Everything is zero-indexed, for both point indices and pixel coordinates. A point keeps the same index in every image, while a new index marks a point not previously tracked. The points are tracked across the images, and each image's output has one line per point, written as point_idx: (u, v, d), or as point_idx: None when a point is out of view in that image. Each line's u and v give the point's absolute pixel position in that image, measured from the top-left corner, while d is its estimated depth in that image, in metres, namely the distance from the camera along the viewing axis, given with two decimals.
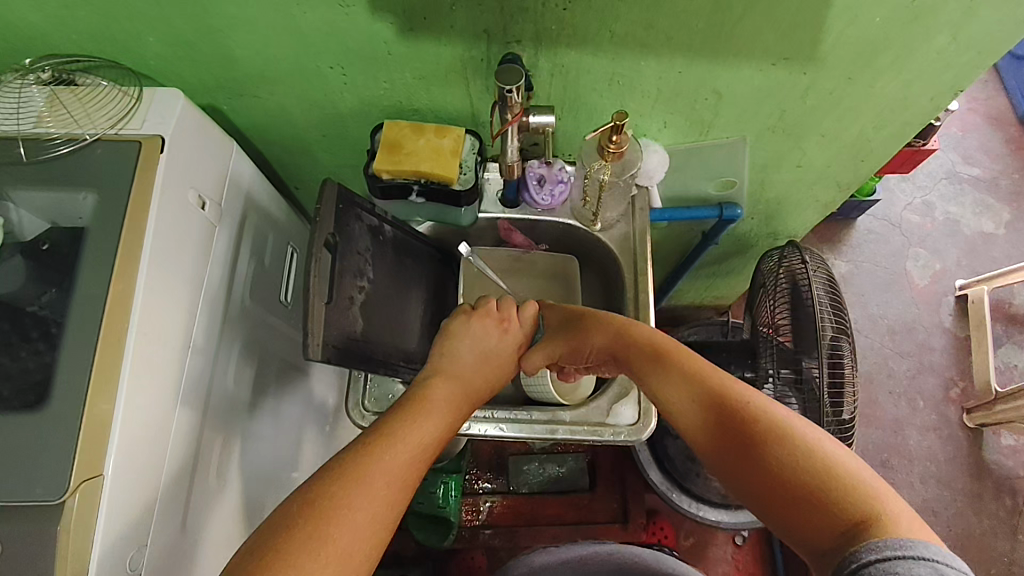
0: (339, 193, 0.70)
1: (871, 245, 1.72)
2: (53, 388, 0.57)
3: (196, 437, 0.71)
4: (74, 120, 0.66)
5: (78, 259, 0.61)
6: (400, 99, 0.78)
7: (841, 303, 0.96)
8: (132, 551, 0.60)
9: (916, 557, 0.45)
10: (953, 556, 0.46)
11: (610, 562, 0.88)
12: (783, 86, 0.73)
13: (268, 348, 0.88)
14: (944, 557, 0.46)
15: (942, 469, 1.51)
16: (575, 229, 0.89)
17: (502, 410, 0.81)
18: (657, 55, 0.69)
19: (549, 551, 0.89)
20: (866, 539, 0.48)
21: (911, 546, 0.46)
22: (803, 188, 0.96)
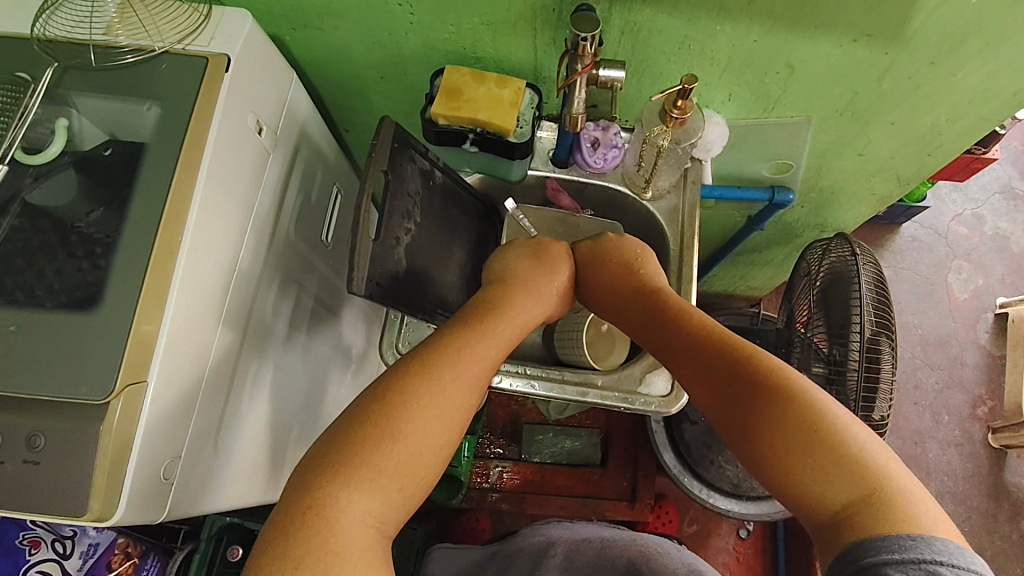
0: (395, 133, 0.70)
1: (914, 253, 1.68)
2: (105, 293, 0.58)
3: (234, 361, 0.72)
4: (144, 31, 0.66)
5: (137, 171, 0.62)
6: (464, 44, 0.77)
7: (886, 302, 0.93)
8: (166, 461, 0.61)
9: (920, 560, 0.46)
10: (961, 554, 0.46)
11: (632, 548, 0.87)
12: (860, 66, 0.70)
13: (307, 284, 0.89)
14: (949, 555, 0.46)
15: (959, 485, 1.49)
16: (624, 196, 0.88)
17: (534, 367, 0.81)
18: (735, 20, 0.66)
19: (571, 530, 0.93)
20: (870, 533, 0.48)
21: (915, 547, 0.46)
22: (861, 180, 0.93)
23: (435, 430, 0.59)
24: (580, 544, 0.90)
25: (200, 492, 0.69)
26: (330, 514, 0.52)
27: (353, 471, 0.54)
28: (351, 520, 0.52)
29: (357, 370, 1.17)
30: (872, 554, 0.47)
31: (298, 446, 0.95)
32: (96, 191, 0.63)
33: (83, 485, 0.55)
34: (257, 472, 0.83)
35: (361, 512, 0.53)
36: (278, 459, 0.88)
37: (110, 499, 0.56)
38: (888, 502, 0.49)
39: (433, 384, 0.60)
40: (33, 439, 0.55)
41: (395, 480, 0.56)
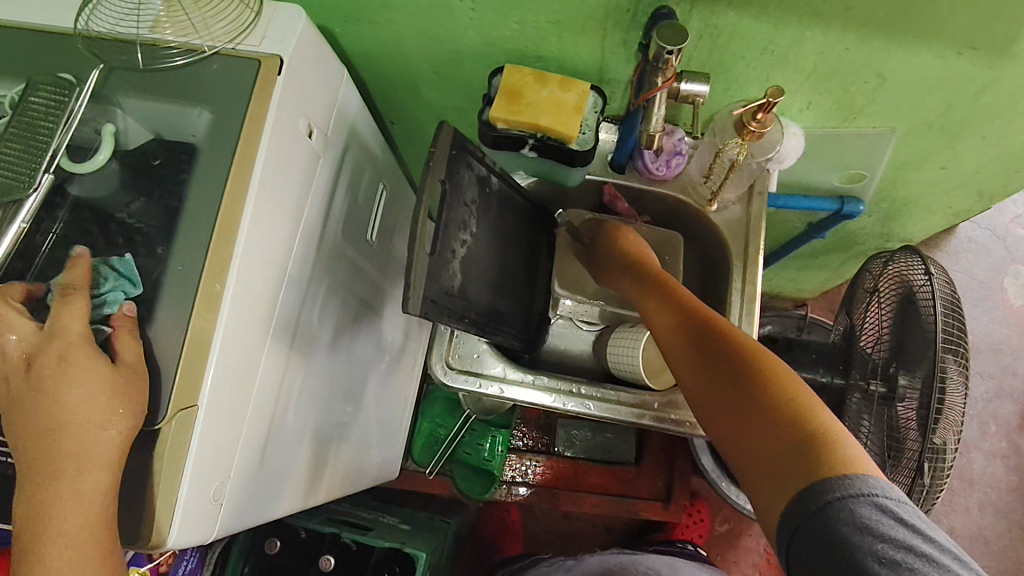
0: (454, 138, 0.65)
1: (970, 255, 1.61)
2: (157, 310, 0.55)
3: (281, 372, 0.69)
4: (193, 28, 0.62)
5: (187, 182, 0.59)
6: (526, 43, 0.72)
7: (963, 325, 0.84)
8: (216, 483, 0.60)
9: (864, 492, 0.46)
10: (894, 490, 0.46)
11: None
12: (961, 78, 0.64)
13: (351, 287, 0.86)
14: (885, 493, 0.46)
15: (1003, 498, 1.44)
16: (685, 206, 0.84)
17: (588, 386, 0.78)
18: (829, 27, 0.61)
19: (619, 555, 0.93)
20: (819, 473, 0.47)
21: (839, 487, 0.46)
22: (939, 193, 0.87)
23: (94, 418, 0.51)
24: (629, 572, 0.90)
25: (247, 507, 0.68)
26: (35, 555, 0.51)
27: (42, 482, 0.51)
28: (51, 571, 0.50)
29: (397, 366, 1.15)
30: (821, 497, 0.46)
31: (340, 448, 0.94)
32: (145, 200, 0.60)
33: (136, 513, 0.53)
34: (300, 479, 0.81)
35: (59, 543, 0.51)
36: (320, 465, 0.87)
37: (164, 526, 0.54)
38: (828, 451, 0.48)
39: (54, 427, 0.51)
40: None
41: (95, 486, 0.51)
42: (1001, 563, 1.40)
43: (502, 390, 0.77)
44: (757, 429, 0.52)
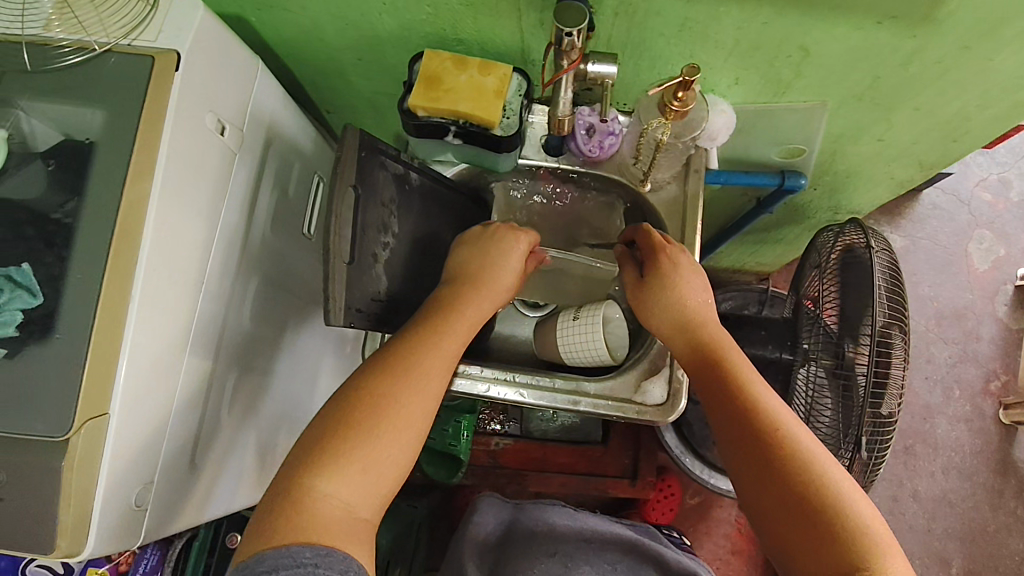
0: (360, 141, 0.63)
1: (934, 221, 1.60)
2: (58, 319, 0.54)
3: (208, 375, 0.69)
4: (82, 25, 0.60)
5: (86, 182, 0.56)
6: (444, 26, 0.70)
7: (902, 294, 0.85)
8: (138, 488, 0.60)
9: None
10: None
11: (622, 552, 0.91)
12: (884, 49, 0.63)
13: (288, 281, 0.85)
14: None
15: (967, 461, 1.46)
16: (621, 187, 0.83)
17: (524, 374, 0.78)
18: (744, 1, 0.59)
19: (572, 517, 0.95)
20: None
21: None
22: (880, 164, 0.86)
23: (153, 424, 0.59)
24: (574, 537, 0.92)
25: (181, 509, 0.68)
26: (307, 501, 0.57)
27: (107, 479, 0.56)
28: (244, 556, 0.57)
29: (352, 357, 1.15)
30: None
31: (289, 442, 0.94)
32: (43, 203, 0.57)
33: (49, 525, 0.53)
34: (244, 477, 0.82)
35: (334, 496, 0.58)
36: (268, 460, 0.88)
37: (81, 532, 0.54)
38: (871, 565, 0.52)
39: (406, 383, 0.64)
40: None
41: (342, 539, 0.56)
42: (965, 524, 1.43)
43: None
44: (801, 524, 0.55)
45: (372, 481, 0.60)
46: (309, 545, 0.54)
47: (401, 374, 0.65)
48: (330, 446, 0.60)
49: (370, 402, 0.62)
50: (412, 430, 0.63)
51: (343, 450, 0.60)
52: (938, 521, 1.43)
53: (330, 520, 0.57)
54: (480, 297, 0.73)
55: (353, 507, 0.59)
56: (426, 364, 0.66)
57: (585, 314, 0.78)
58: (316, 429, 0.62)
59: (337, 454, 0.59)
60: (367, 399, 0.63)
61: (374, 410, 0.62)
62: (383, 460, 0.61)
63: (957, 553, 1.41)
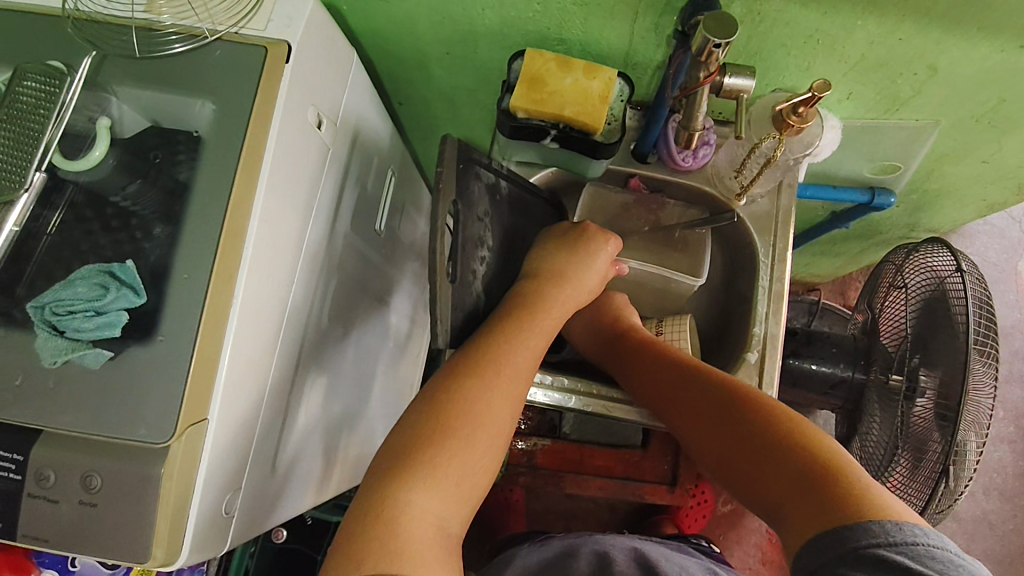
0: (459, 151, 0.61)
1: (985, 237, 1.57)
2: (161, 320, 0.52)
3: (290, 381, 0.67)
4: (191, 10, 0.57)
5: (192, 175, 0.54)
6: (549, 25, 0.67)
7: (992, 320, 0.81)
8: (227, 495, 0.58)
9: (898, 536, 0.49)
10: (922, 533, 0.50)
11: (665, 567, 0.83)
12: (1019, 71, 0.60)
13: (359, 279, 0.83)
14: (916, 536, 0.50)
15: (1008, 483, 1.43)
16: (709, 198, 0.80)
17: (605, 387, 0.82)
18: (883, 15, 0.56)
19: (599, 543, 0.88)
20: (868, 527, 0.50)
21: (875, 529, 0.49)
22: (975, 185, 0.83)
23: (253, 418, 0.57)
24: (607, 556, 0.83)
25: (258, 514, 0.66)
26: (394, 516, 0.51)
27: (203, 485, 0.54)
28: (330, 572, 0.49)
29: (404, 355, 1.12)
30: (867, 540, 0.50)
31: (348, 441, 0.92)
32: (142, 195, 0.55)
33: (145, 532, 0.51)
34: (310, 480, 0.79)
35: (424, 508, 0.52)
36: (331, 462, 0.86)
37: (175, 538, 0.52)
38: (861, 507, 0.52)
39: (495, 381, 0.58)
40: (89, 480, 0.51)
41: (433, 550, 0.50)
42: (1005, 547, 1.40)
43: None
44: (808, 499, 0.55)
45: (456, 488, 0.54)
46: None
47: (488, 372, 0.59)
48: (416, 455, 0.54)
49: (457, 406, 0.56)
50: (499, 433, 0.58)
51: (429, 456, 0.54)
52: (977, 543, 1.40)
53: (424, 535, 0.51)
54: (564, 293, 0.68)
55: (441, 519, 0.53)
56: (514, 362, 0.61)
57: (670, 328, 0.83)
58: (399, 439, 0.56)
59: (423, 459, 0.54)
60: (452, 400, 0.57)
61: (462, 413, 0.56)
62: (470, 467, 0.55)
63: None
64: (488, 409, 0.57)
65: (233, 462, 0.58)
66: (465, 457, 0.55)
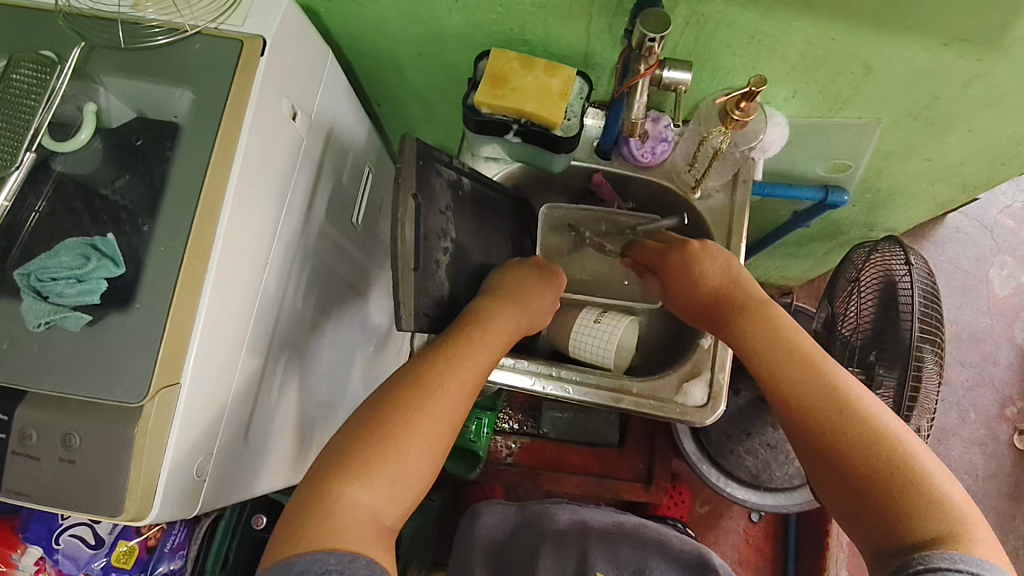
0: (419, 149, 0.66)
1: (956, 244, 1.61)
2: (138, 290, 0.55)
3: (263, 357, 0.71)
4: (174, 7, 0.62)
5: (172, 158, 0.58)
6: (512, 26, 0.72)
7: (938, 310, 0.85)
8: (198, 460, 0.61)
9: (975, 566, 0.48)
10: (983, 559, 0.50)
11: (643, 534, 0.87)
12: (946, 70, 0.65)
13: (336, 267, 0.86)
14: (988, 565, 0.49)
15: (980, 484, 1.45)
16: (669, 193, 0.84)
17: (571, 370, 0.79)
18: (815, 17, 0.61)
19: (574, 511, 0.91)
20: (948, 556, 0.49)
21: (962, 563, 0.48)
22: (923, 184, 0.88)
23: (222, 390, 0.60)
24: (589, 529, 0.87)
25: (229, 484, 0.69)
26: (325, 505, 0.55)
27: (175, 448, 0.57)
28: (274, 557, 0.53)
29: (383, 349, 1.16)
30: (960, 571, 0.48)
31: (323, 428, 0.95)
32: (132, 188, 0.59)
33: (119, 488, 0.54)
34: (282, 459, 0.82)
35: (366, 499, 0.56)
36: (303, 448, 0.89)
37: (146, 496, 0.56)
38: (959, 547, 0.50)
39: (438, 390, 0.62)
40: (69, 438, 0.54)
41: (366, 538, 0.54)
42: None
43: None
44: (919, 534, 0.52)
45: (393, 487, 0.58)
46: (333, 551, 0.51)
47: (432, 385, 0.62)
48: (359, 452, 0.58)
49: (406, 411, 0.60)
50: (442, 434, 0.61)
51: (375, 456, 0.58)
52: None
53: (358, 522, 0.54)
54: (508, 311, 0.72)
55: (385, 509, 0.57)
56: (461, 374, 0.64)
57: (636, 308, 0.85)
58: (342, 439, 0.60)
59: (366, 457, 0.57)
60: (393, 404, 0.61)
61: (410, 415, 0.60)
62: (414, 467, 0.59)
63: None
64: (435, 412, 0.61)
65: (204, 432, 0.61)
66: (407, 455, 0.59)
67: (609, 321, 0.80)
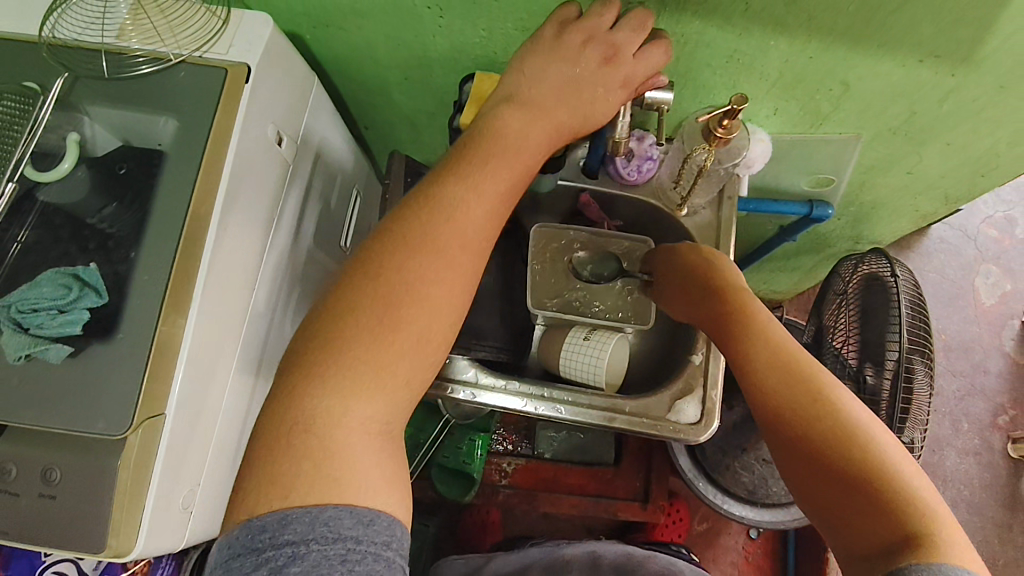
0: (407, 167, 0.67)
1: (941, 255, 1.63)
2: (123, 319, 0.55)
3: (251, 384, 0.70)
4: (158, 36, 0.62)
5: (156, 186, 0.58)
6: (496, 49, 0.72)
7: (925, 320, 0.86)
8: (184, 491, 0.60)
9: None
10: None
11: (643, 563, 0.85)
12: (921, 86, 0.66)
13: (325, 291, 0.86)
14: None
15: (975, 494, 1.45)
16: (655, 211, 0.85)
17: (561, 390, 0.79)
18: (792, 35, 0.62)
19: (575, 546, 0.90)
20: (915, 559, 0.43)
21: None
22: (905, 196, 0.89)
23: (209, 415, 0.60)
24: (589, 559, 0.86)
25: (217, 514, 0.68)
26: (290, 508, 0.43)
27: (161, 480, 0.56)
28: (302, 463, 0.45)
29: None
30: None
31: None
32: (120, 216, 0.58)
33: (101, 523, 0.53)
34: None
35: (365, 418, 0.48)
36: None
37: (132, 527, 0.54)
38: (929, 545, 0.43)
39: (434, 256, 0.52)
40: (49, 473, 0.53)
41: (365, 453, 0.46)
42: None
43: (475, 395, 0.78)
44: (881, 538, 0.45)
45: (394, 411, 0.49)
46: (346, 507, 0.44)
47: (380, 295, 0.50)
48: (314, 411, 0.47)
49: (386, 304, 0.50)
50: (424, 347, 0.51)
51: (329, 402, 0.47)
52: None
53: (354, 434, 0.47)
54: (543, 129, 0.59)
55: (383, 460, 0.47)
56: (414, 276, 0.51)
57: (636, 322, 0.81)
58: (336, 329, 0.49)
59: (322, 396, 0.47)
60: (327, 333, 0.49)
61: (368, 330, 0.49)
62: (408, 354, 0.50)
63: None
64: (424, 313, 0.50)
65: (190, 459, 0.60)
66: (405, 366, 0.50)
67: (600, 336, 0.79)
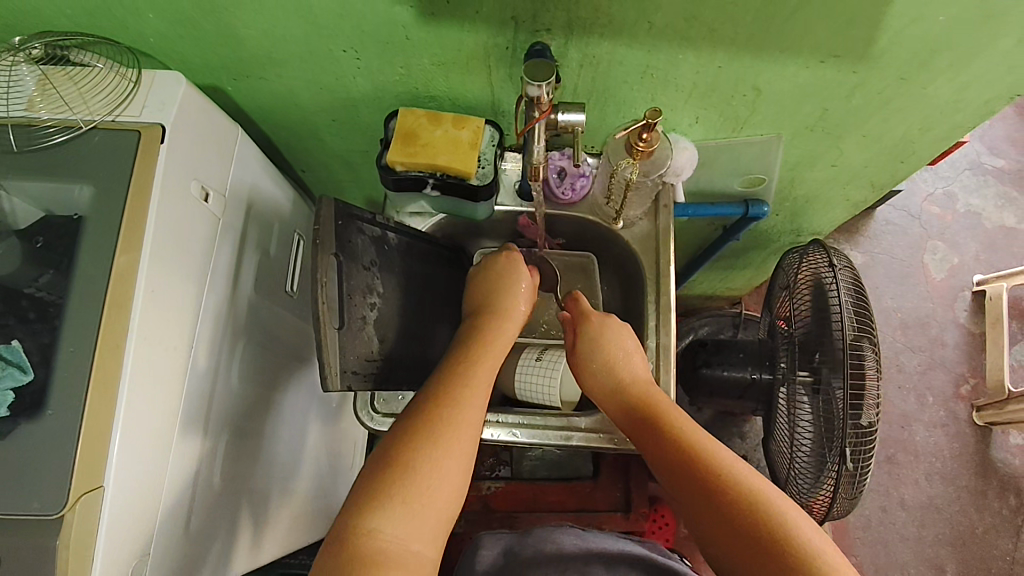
0: (337, 210, 0.65)
1: (889, 236, 1.67)
2: (51, 394, 0.54)
3: (198, 445, 0.68)
4: (68, 106, 0.62)
5: (76, 254, 0.57)
6: (416, 85, 0.73)
7: (867, 307, 0.88)
8: (133, 562, 0.58)
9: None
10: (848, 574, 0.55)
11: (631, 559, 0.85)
12: (829, 84, 0.68)
13: (274, 337, 0.85)
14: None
15: (947, 465, 1.48)
16: (595, 226, 0.86)
17: (515, 414, 0.80)
18: (698, 49, 0.64)
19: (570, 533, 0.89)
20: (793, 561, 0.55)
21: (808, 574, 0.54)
22: (836, 187, 0.91)
23: None
24: (579, 551, 0.85)
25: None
26: (365, 536, 0.55)
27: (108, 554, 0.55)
28: (372, 542, 0.55)
29: (342, 409, 1.14)
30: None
31: (282, 505, 0.91)
32: (49, 288, 0.57)
33: None
34: (236, 544, 0.79)
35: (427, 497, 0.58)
36: (261, 529, 0.85)
37: None
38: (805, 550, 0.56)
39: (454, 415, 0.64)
40: None
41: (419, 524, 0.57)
42: (954, 529, 1.43)
43: None
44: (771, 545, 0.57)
45: (433, 494, 0.59)
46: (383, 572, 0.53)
47: (467, 382, 0.67)
48: (415, 467, 0.59)
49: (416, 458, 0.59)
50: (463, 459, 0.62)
51: (426, 456, 0.60)
52: (928, 528, 1.43)
53: (398, 520, 0.56)
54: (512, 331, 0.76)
55: (449, 515, 0.60)
56: (502, 341, 0.74)
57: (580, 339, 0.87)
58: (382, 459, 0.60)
59: (425, 452, 0.60)
60: (401, 447, 0.60)
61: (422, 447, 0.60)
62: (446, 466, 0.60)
63: (950, 560, 1.41)
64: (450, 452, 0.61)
65: (136, 531, 0.58)
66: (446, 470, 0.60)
67: (550, 356, 0.83)
